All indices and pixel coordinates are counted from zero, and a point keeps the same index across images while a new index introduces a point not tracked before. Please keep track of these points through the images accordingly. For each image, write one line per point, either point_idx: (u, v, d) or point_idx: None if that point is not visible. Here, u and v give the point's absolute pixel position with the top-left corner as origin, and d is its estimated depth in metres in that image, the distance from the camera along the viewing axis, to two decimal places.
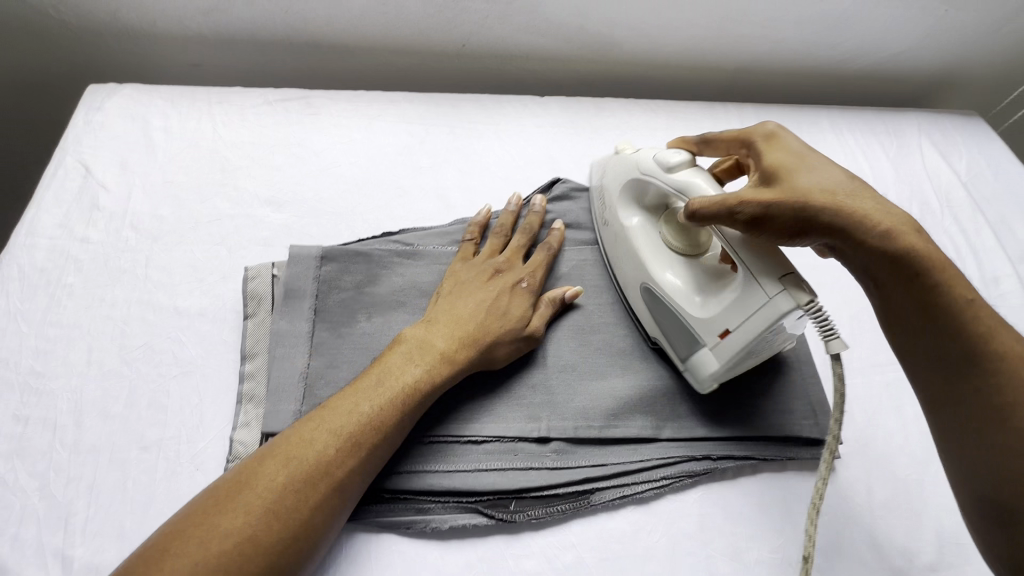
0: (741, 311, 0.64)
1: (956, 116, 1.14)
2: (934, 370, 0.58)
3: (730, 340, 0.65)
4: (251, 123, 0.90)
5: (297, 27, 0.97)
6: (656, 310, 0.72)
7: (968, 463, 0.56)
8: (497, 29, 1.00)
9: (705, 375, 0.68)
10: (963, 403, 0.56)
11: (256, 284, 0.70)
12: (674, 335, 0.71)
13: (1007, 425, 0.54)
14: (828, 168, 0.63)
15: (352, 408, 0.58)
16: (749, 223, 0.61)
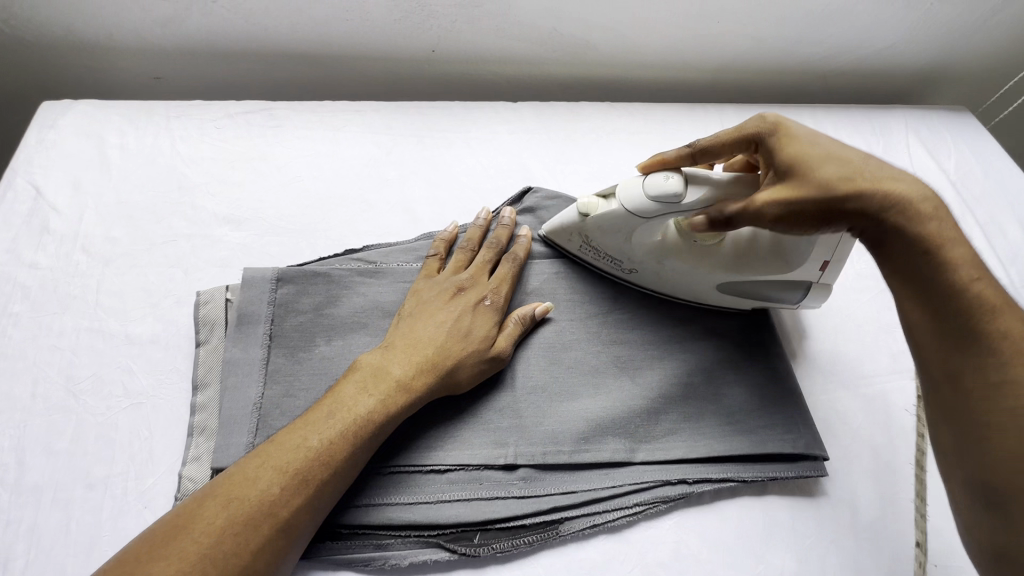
0: (829, 244, 0.68)
1: (945, 112, 1.10)
2: (930, 360, 0.57)
3: (829, 268, 0.70)
4: (211, 138, 0.87)
5: (259, 35, 0.94)
6: (743, 287, 0.73)
7: (956, 454, 0.55)
8: (466, 34, 0.97)
9: (817, 300, 0.74)
10: (951, 393, 0.55)
11: (209, 309, 0.68)
12: (771, 290, 0.73)
13: (996, 410, 0.52)
14: (844, 150, 0.60)
15: (300, 443, 0.55)
16: (777, 222, 0.60)
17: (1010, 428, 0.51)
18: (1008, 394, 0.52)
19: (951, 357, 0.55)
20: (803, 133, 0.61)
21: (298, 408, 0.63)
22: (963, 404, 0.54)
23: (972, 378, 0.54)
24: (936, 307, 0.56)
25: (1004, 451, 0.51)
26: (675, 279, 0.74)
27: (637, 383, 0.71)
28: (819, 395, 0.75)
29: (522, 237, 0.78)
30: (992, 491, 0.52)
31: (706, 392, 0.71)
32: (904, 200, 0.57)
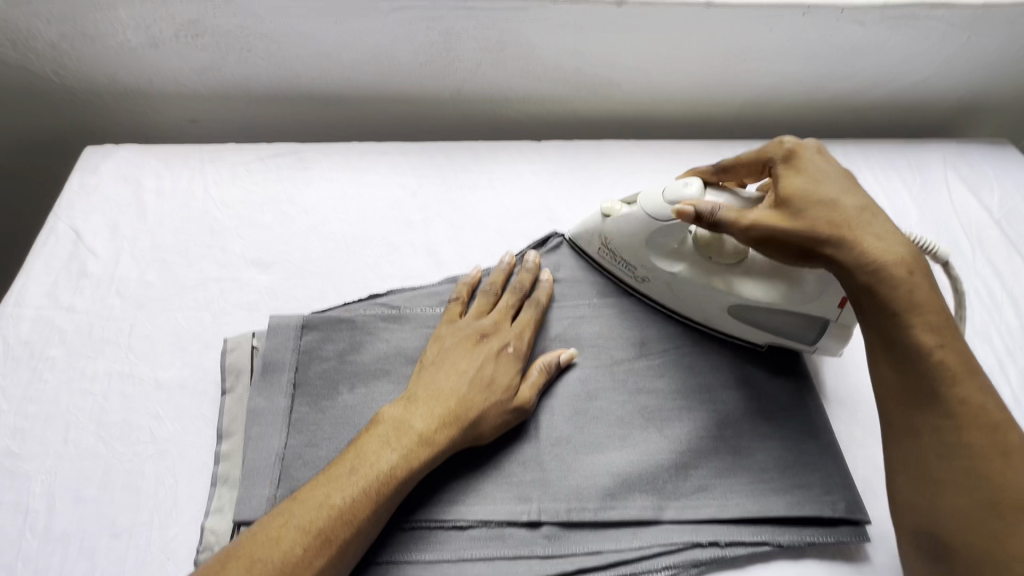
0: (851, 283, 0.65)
1: (986, 147, 1.06)
2: (892, 408, 0.56)
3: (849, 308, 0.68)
4: (242, 181, 0.89)
5: (291, 79, 0.97)
6: (758, 314, 0.71)
7: (905, 502, 0.54)
8: (491, 75, 0.98)
9: (835, 345, 0.71)
10: (908, 443, 0.54)
11: (235, 356, 0.69)
12: (787, 325, 0.71)
13: (951, 469, 0.52)
14: (846, 195, 0.61)
15: (323, 501, 0.55)
16: (757, 244, 0.62)
17: (961, 488, 0.51)
18: (964, 455, 0.52)
19: (909, 409, 0.55)
20: (811, 171, 0.63)
21: (321, 459, 0.63)
22: (916, 454, 0.54)
23: (928, 433, 0.53)
24: (900, 360, 0.55)
25: (955, 509, 0.51)
26: (683, 292, 0.74)
27: (664, 435, 0.68)
28: (860, 450, 0.71)
29: (546, 281, 0.78)
30: (939, 545, 0.51)
31: (738, 446, 0.68)
32: (878, 259, 0.57)
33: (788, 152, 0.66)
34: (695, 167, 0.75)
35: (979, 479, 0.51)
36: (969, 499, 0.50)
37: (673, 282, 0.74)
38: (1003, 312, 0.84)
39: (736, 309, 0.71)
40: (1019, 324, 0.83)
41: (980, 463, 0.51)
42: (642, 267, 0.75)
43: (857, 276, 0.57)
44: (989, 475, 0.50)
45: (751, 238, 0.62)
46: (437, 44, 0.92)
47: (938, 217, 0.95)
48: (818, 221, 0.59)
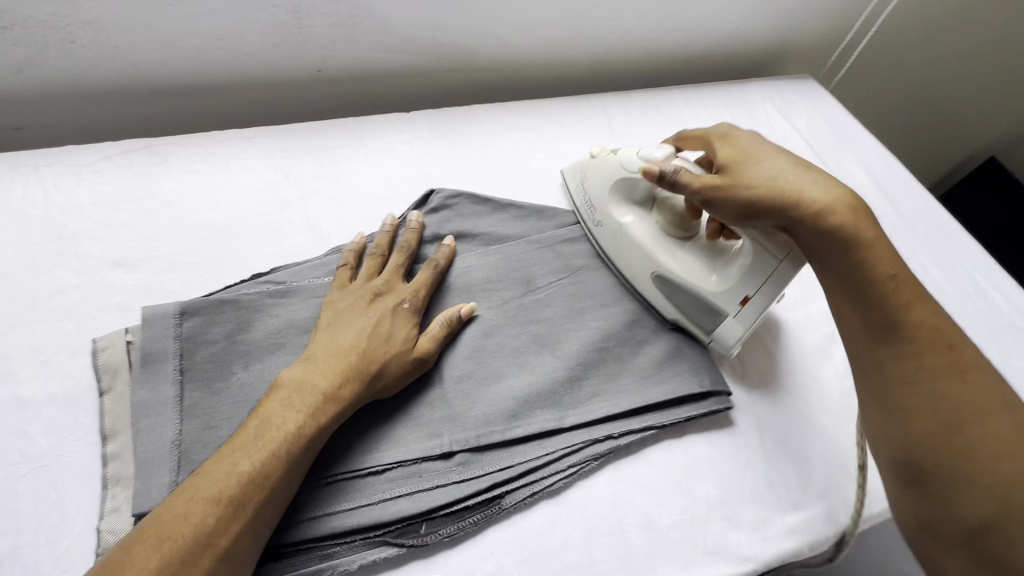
0: (759, 278, 0.72)
1: (791, 82, 1.26)
2: (857, 346, 0.62)
3: (751, 306, 0.74)
4: (89, 182, 0.83)
5: (130, 72, 0.91)
6: (672, 293, 0.79)
7: (882, 433, 0.59)
8: (349, 51, 0.98)
9: (730, 338, 0.76)
10: (875, 376, 0.60)
11: (109, 355, 0.65)
12: (694, 311, 0.78)
13: (914, 394, 0.57)
14: (777, 157, 0.69)
15: (231, 470, 0.55)
16: (703, 206, 0.72)
17: (925, 413, 0.56)
18: (925, 377, 0.57)
19: (873, 346, 0.60)
20: (746, 141, 0.73)
21: (222, 438, 0.62)
22: (882, 385, 0.59)
23: (891, 364, 0.59)
24: (855, 298, 0.62)
25: (921, 430, 0.55)
26: (622, 247, 0.82)
27: (556, 355, 0.75)
28: None
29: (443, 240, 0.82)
30: (912, 471, 0.56)
31: (620, 353, 0.77)
32: (829, 209, 0.62)
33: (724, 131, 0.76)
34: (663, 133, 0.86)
35: (943, 399, 0.55)
36: (931, 421, 0.55)
37: (617, 229, 0.83)
38: None
39: (653, 277, 0.79)
40: None
41: (936, 384, 0.56)
42: (600, 210, 0.85)
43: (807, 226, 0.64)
44: (946, 392, 0.55)
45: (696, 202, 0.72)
46: (287, 23, 0.91)
47: None
48: (756, 181, 0.67)
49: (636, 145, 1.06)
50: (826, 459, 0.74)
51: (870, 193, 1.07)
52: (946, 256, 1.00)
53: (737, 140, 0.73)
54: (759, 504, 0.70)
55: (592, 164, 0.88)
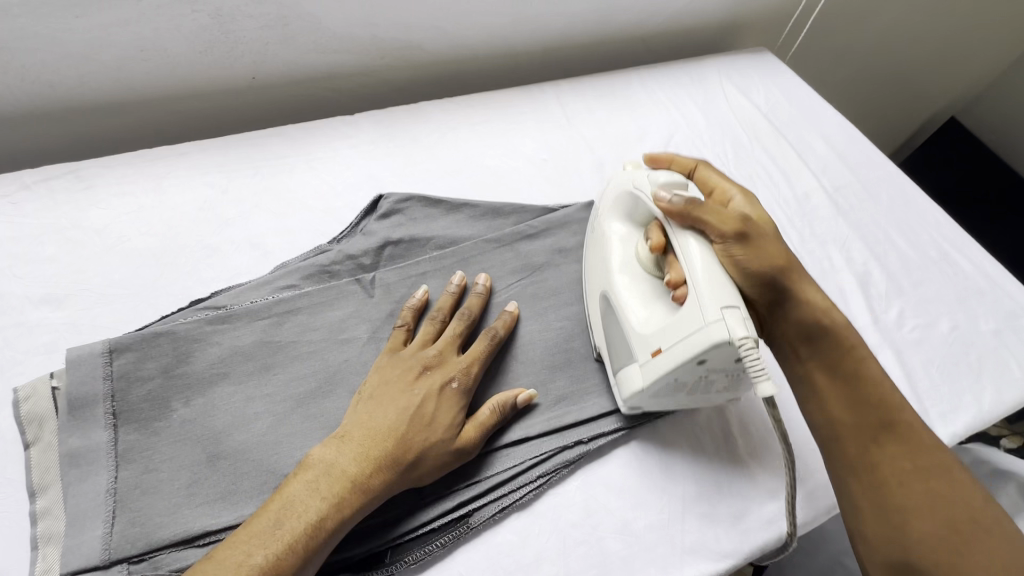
0: (676, 333, 0.61)
1: (747, 56, 1.24)
2: (848, 445, 0.61)
3: (659, 361, 0.63)
4: (6, 216, 0.77)
5: (45, 93, 0.84)
6: (607, 316, 0.71)
7: (875, 537, 0.57)
8: (283, 54, 0.93)
9: (628, 387, 0.66)
10: (867, 480, 0.59)
11: (33, 404, 0.60)
12: (616, 346, 0.69)
13: (911, 496, 0.56)
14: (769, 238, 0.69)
15: (241, 560, 0.50)
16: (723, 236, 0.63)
17: (925, 514, 0.55)
18: (919, 478, 0.57)
19: (870, 445, 0.60)
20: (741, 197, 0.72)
21: (163, 482, 0.58)
22: (881, 486, 0.58)
23: (883, 462, 0.59)
24: (849, 397, 0.63)
25: (928, 535, 0.54)
26: (595, 260, 0.76)
27: (520, 360, 0.72)
28: None
29: (476, 281, 0.75)
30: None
31: (586, 353, 0.75)
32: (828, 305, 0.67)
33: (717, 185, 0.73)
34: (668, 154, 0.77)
35: (942, 501, 0.56)
36: (934, 521, 0.55)
37: (600, 243, 0.76)
38: (780, 188, 1.00)
39: (602, 300, 0.72)
40: (792, 196, 0.99)
41: (930, 486, 0.57)
42: (596, 220, 0.78)
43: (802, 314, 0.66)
44: (940, 494, 0.56)
45: (719, 231, 0.63)
46: (211, 27, 0.85)
47: (721, 120, 1.09)
48: (776, 250, 0.65)
49: (592, 132, 1.03)
50: (802, 442, 0.73)
51: (833, 165, 1.06)
52: (911, 223, 1.00)
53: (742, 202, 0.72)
54: (736, 496, 0.68)
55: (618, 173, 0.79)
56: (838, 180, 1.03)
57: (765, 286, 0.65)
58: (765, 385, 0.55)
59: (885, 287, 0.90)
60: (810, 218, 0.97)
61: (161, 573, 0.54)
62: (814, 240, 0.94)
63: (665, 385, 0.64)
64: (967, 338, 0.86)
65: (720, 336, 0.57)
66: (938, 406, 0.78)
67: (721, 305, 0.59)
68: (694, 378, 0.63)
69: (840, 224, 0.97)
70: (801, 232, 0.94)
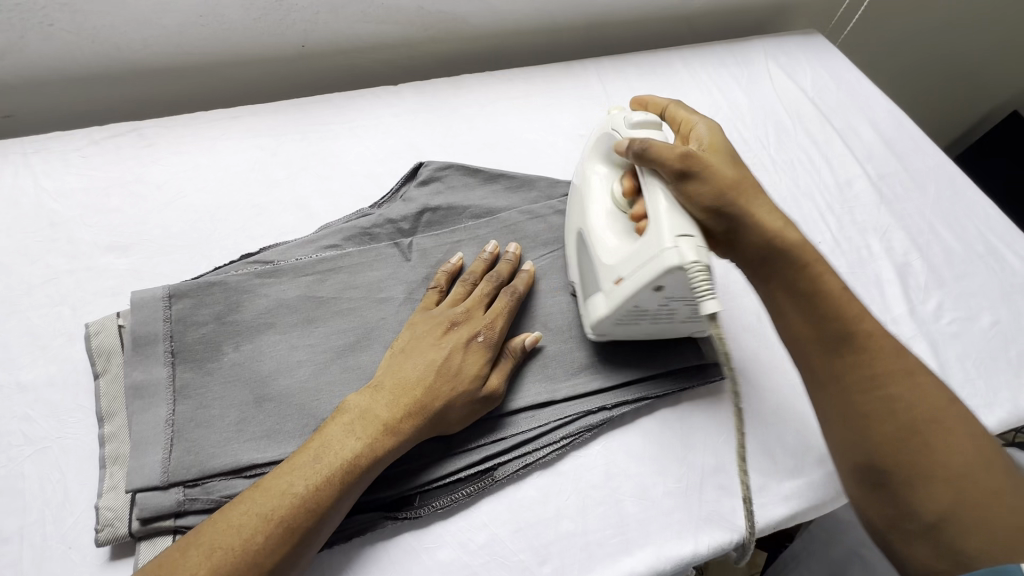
0: (633, 262, 0.63)
1: (797, 37, 1.21)
2: (814, 357, 0.62)
3: (617, 288, 0.65)
4: (77, 168, 0.82)
5: (112, 54, 0.89)
6: (582, 254, 0.73)
7: (840, 440, 0.60)
8: (333, 23, 0.96)
9: (593, 315, 0.68)
10: (836, 387, 0.61)
11: (102, 339, 0.66)
12: (588, 277, 0.71)
13: (873, 402, 0.58)
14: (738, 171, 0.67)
15: (285, 489, 0.54)
16: (676, 177, 0.63)
17: (882, 418, 0.57)
18: (883, 387, 0.58)
19: (830, 361, 0.61)
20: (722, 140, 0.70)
21: (214, 417, 0.63)
22: (848, 395, 0.60)
23: (849, 376, 0.60)
24: (805, 314, 0.63)
25: (884, 438, 0.57)
26: (573, 199, 0.77)
27: (547, 326, 0.74)
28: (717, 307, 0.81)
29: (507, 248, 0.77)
30: (876, 474, 0.57)
31: None
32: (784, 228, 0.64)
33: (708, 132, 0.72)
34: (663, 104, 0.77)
35: (902, 407, 0.57)
36: (894, 425, 0.57)
37: (578, 181, 0.76)
38: (821, 173, 0.99)
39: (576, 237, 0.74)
40: (833, 181, 0.98)
41: (895, 392, 0.58)
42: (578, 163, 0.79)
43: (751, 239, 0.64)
44: (904, 397, 0.57)
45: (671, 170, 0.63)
46: None
47: (764, 102, 1.07)
48: (726, 178, 0.64)
49: None
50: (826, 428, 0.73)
51: (879, 152, 1.03)
52: (958, 215, 0.97)
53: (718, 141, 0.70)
54: (755, 471, 0.69)
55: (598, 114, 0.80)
56: (884, 167, 1.01)
57: (717, 215, 0.63)
58: (708, 304, 0.56)
59: (925, 278, 0.88)
60: (851, 204, 0.95)
61: (213, 498, 0.59)
62: (854, 227, 0.92)
63: (632, 315, 0.66)
64: (1009, 334, 0.83)
65: (673, 262, 0.58)
66: (972, 400, 0.77)
67: (678, 231, 0.60)
68: (652, 306, 0.65)
69: (883, 213, 0.95)
70: (840, 218, 0.93)
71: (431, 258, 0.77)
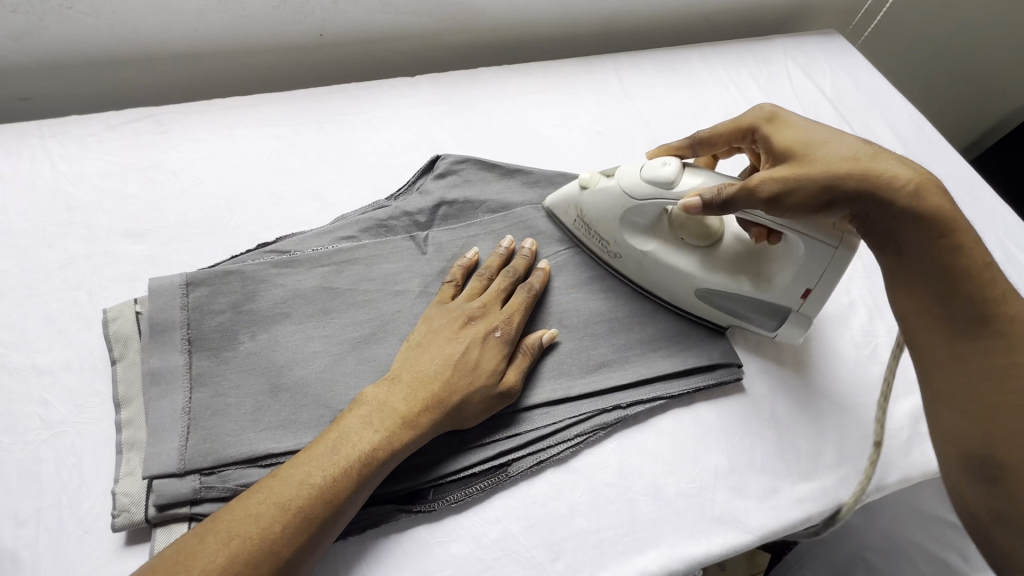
0: (813, 272, 0.68)
1: (817, 37, 1.19)
2: (933, 337, 0.61)
3: (811, 298, 0.70)
4: (95, 153, 0.82)
5: (129, 38, 0.88)
6: (717, 300, 0.74)
7: (950, 424, 0.59)
8: (351, 12, 0.95)
9: (799, 330, 0.74)
10: (950, 372, 0.59)
11: (119, 325, 0.66)
12: (750, 310, 0.74)
13: (1003, 391, 0.56)
14: (842, 140, 0.63)
15: (303, 479, 0.54)
16: (771, 202, 0.63)
17: (1006, 407, 0.55)
18: (1010, 377, 0.56)
19: (955, 341, 0.59)
20: (796, 123, 0.68)
21: (231, 406, 0.63)
22: (960, 377, 0.58)
23: (973, 357, 0.57)
24: (937, 297, 0.59)
25: (1008, 429, 0.55)
26: (655, 275, 0.75)
27: (563, 323, 0.74)
28: None
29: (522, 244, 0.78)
30: (986, 464, 0.55)
31: (629, 323, 0.76)
32: (910, 187, 0.58)
33: (767, 117, 0.71)
34: (661, 147, 0.81)
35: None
36: (1017, 417, 0.55)
37: (649, 261, 0.75)
38: None
39: (696, 295, 0.74)
40: None
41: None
42: (614, 244, 0.76)
43: (895, 204, 0.58)
44: None
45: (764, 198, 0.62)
46: None
47: (783, 102, 1.06)
48: (832, 166, 0.60)
49: (649, 106, 1.02)
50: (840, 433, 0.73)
51: None
52: (977, 221, 0.96)
53: (788, 127, 0.68)
54: (769, 474, 0.69)
55: (586, 198, 0.76)
56: None
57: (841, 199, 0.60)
58: None
59: None
60: None
61: (228, 486, 0.59)
62: None
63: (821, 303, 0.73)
64: None
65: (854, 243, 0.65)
66: None
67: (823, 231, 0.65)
68: None
69: None
70: None
71: (446, 251, 0.77)
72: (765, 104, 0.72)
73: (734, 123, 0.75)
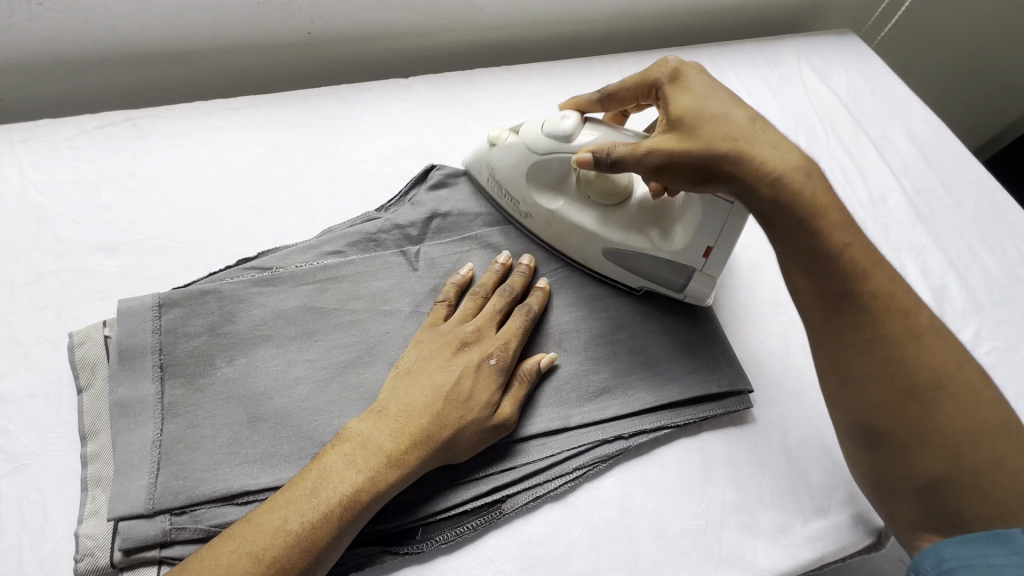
0: (712, 228, 0.67)
1: (831, 37, 1.14)
2: (813, 312, 0.59)
3: (713, 254, 0.69)
4: (67, 160, 0.77)
5: (105, 36, 0.83)
6: (625, 262, 0.72)
7: (837, 396, 0.59)
8: (340, 10, 0.90)
9: (705, 291, 0.72)
10: (832, 345, 0.58)
11: (86, 350, 0.62)
12: (659, 274, 0.72)
13: (873, 361, 0.56)
14: (733, 112, 0.61)
15: (279, 525, 0.50)
16: (655, 172, 0.62)
17: (876, 379, 0.55)
18: (881, 346, 0.55)
19: (826, 313, 0.58)
20: (696, 86, 0.63)
21: (204, 439, 0.59)
22: (842, 350, 0.57)
23: (848, 331, 0.57)
24: (812, 271, 0.58)
25: (879, 396, 0.55)
26: (562, 235, 0.74)
27: (563, 345, 0.69)
28: (741, 329, 0.77)
29: (519, 260, 0.73)
30: (873, 433, 0.56)
31: (634, 345, 0.71)
32: (784, 166, 0.58)
33: (671, 73, 0.65)
34: (573, 99, 0.75)
35: (899, 365, 0.55)
36: (889, 385, 0.55)
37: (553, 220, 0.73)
38: (854, 185, 0.93)
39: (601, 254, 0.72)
40: (867, 196, 0.92)
41: (894, 350, 0.55)
42: (522, 200, 0.75)
43: (765, 184, 0.58)
44: (905, 358, 0.54)
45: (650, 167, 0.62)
46: None
47: (795, 106, 1.01)
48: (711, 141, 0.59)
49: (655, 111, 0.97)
50: None
51: (916, 164, 0.97)
52: (999, 235, 0.91)
53: (687, 89, 0.63)
54: (779, 510, 0.65)
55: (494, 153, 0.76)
56: (920, 181, 0.95)
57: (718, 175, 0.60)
58: None
59: (962, 302, 0.83)
60: (886, 220, 0.90)
61: (201, 527, 0.55)
62: (888, 245, 0.87)
63: None
64: None
65: None
66: None
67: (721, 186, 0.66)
68: None
69: (918, 230, 0.89)
70: (873, 234, 0.88)
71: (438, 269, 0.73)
72: (670, 57, 0.66)
73: (639, 76, 0.68)
